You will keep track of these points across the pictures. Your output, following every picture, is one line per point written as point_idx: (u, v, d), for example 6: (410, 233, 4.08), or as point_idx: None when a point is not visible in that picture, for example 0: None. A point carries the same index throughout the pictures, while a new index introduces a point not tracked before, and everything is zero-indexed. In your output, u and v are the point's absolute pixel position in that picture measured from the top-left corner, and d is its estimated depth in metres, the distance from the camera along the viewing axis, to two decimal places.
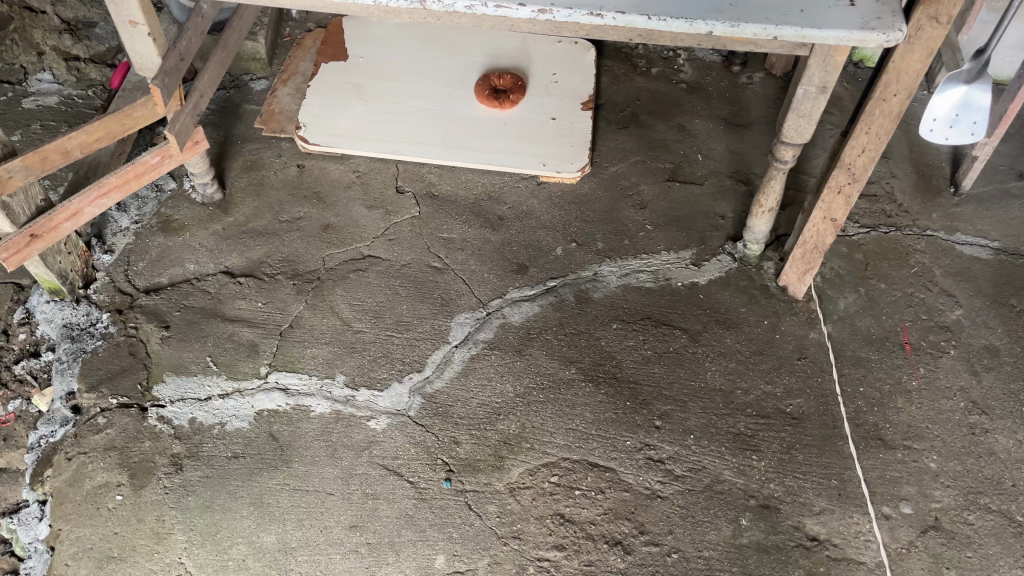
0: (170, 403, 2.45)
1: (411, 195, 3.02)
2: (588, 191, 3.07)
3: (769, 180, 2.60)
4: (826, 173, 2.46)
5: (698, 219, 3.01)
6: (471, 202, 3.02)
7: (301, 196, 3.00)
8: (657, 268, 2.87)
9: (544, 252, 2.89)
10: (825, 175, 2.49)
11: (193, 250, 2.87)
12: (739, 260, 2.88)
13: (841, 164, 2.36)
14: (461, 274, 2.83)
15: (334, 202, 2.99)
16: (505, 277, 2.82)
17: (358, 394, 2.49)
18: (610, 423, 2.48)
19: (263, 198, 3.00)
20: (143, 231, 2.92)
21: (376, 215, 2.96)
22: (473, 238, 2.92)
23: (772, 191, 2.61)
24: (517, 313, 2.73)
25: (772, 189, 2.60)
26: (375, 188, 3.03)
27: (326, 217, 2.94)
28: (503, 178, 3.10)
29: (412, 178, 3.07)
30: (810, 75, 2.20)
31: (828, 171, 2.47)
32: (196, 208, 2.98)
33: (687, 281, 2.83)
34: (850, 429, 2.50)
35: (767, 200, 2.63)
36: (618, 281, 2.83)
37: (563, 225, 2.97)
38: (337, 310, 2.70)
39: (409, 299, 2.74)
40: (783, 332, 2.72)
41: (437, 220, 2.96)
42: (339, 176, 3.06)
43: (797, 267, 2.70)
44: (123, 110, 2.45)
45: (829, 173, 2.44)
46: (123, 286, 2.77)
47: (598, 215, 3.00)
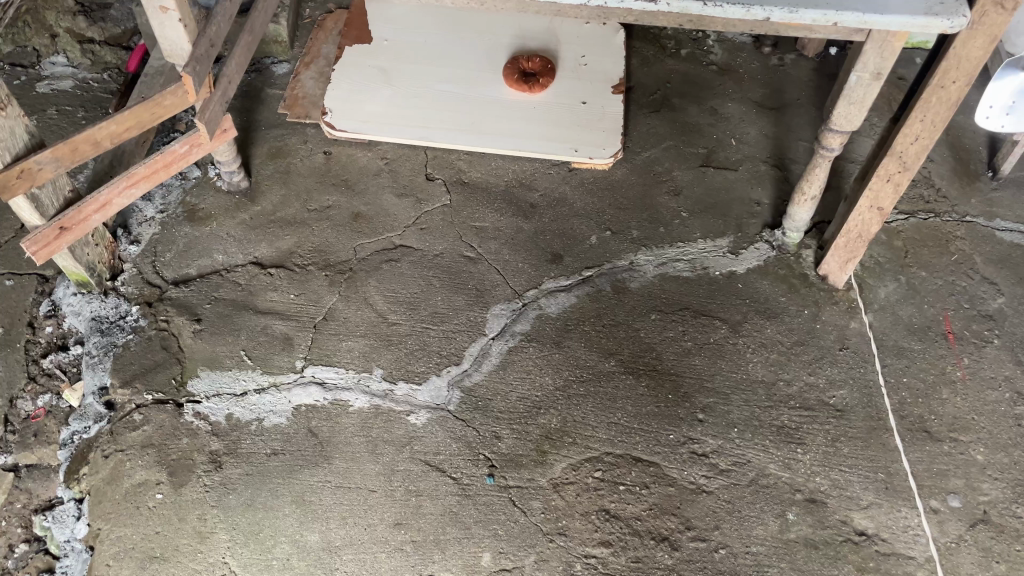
0: (205, 399, 2.40)
1: (442, 182, 2.96)
2: (621, 177, 3.01)
3: (813, 168, 2.54)
4: (875, 161, 2.40)
5: (734, 205, 2.96)
6: (502, 189, 2.96)
7: (330, 185, 2.94)
8: (694, 257, 2.82)
9: (578, 240, 2.84)
10: (873, 163, 2.44)
11: (221, 241, 2.82)
12: (777, 249, 2.83)
13: (892, 152, 2.30)
14: (495, 263, 2.78)
15: (363, 190, 2.93)
16: (540, 267, 2.77)
17: (396, 388, 2.45)
18: (652, 416, 2.45)
19: (291, 186, 2.94)
20: (169, 221, 2.86)
21: (407, 203, 2.90)
22: (506, 227, 2.87)
23: (815, 179, 2.55)
24: (553, 303, 2.68)
25: (816, 177, 2.54)
26: (404, 175, 2.97)
27: (356, 206, 2.89)
28: (534, 165, 3.04)
29: (441, 165, 3.01)
30: (865, 61, 2.14)
31: (876, 158, 2.41)
32: (222, 196, 2.92)
33: (725, 269, 2.79)
34: (895, 421, 2.47)
35: (810, 188, 2.58)
36: (655, 270, 2.78)
37: (597, 213, 2.92)
38: (371, 301, 2.65)
39: (444, 290, 2.70)
40: (824, 321, 2.68)
41: (469, 208, 2.90)
42: (367, 163, 3.00)
43: (839, 256, 2.65)
44: (153, 98, 2.38)
45: (878, 161, 2.39)
46: (151, 277, 2.72)
47: (632, 203, 2.95)
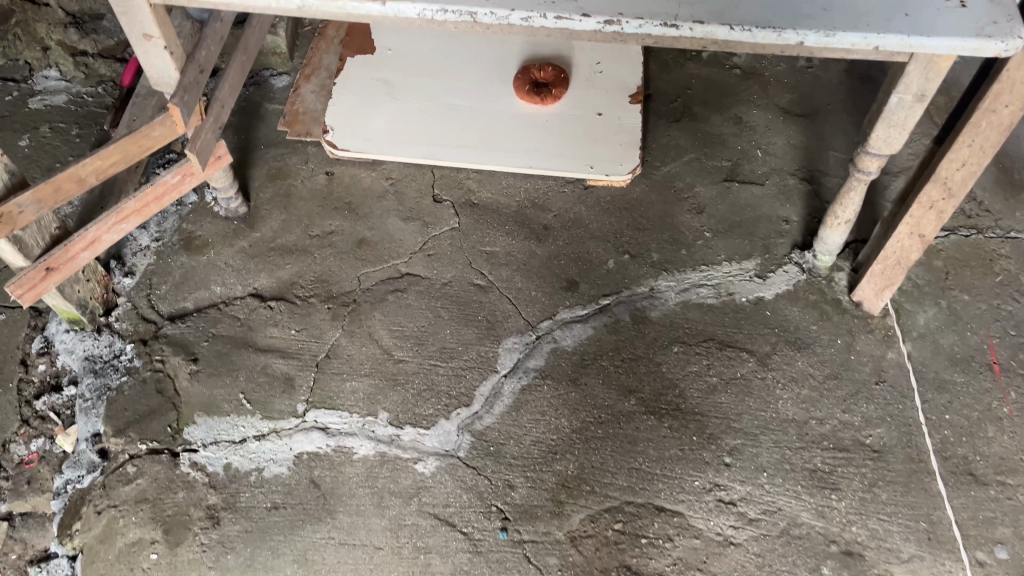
0: (203, 448, 2.28)
1: (450, 204, 2.80)
2: (640, 195, 2.84)
3: (848, 190, 2.36)
4: (916, 185, 2.22)
5: (761, 224, 2.78)
6: (514, 210, 2.80)
7: (332, 208, 2.79)
8: (718, 282, 2.65)
9: (595, 265, 2.68)
10: (913, 187, 2.25)
11: (219, 271, 2.68)
12: (808, 272, 2.65)
13: (935, 177, 2.11)
14: (507, 292, 2.62)
15: (367, 213, 2.78)
16: (555, 296, 2.61)
17: (403, 433, 2.31)
18: (676, 460, 2.30)
19: (291, 210, 2.79)
20: (164, 250, 2.72)
21: (413, 227, 2.74)
22: (518, 252, 2.71)
23: (850, 202, 2.37)
24: (568, 336, 2.52)
25: (851, 200, 2.36)
26: (409, 196, 2.81)
27: (360, 232, 2.74)
28: (548, 182, 2.86)
29: (449, 185, 2.84)
30: (908, 82, 1.95)
31: (917, 182, 2.23)
32: (219, 222, 2.78)
33: (751, 296, 2.62)
34: (937, 463, 2.31)
35: (844, 211, 2.40)
36: (677, 297, 2.61)
37: (615, 234, 2.75)
38: (376, 336, 2.50)
39: (453, 323, 2.55)
40: (859, 352, 2.51)
41: (479, 232, 2.74)
42: (371, 184, 2.84)
43: (875, 283, 2.46)
44: (140, 130, 2.23)
45: (920, 185, 2.20)
46: (146, 313, 2.59)
47: (652, 223, 2.78)
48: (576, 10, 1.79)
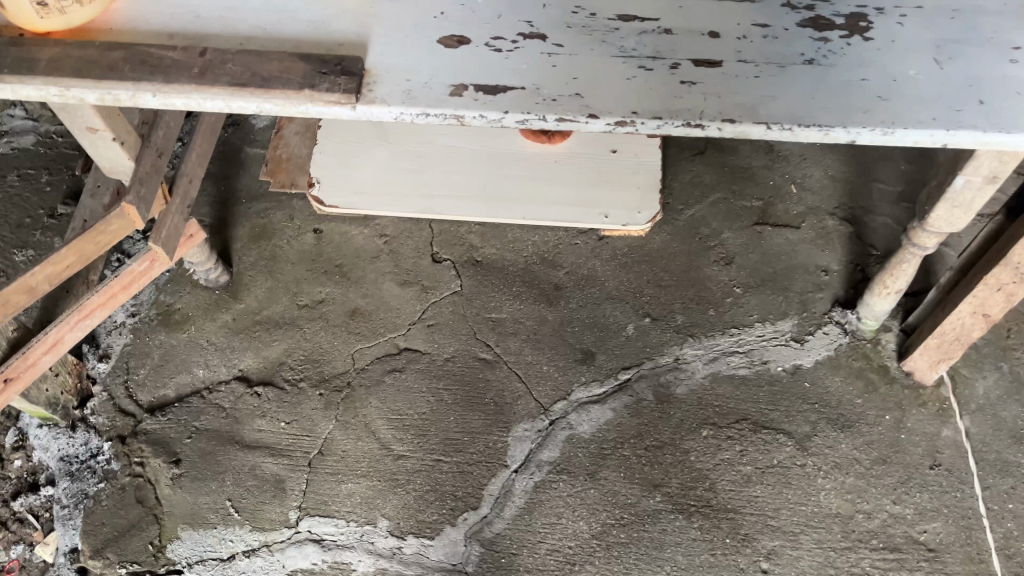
0: (188, 568, 2.13)
1: (451, 263, 2.53)
2: (661, 245, 2.56)
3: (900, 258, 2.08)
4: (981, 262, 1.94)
5: (798, 275, 2.49)
6: (522, 268, 2.52)
7: (322, 271, 2.54)
8: (751, 349, 2.38)
9: (612, 331, 2.41)
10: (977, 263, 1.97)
11: (201, 350, 2.45)
12: (851, 334, 2.38)
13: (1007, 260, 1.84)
14: (517, 368, 2.37)
15: (360, 278, 2.52)
16: (569, 371, 2.36)
17: (405, 545, 2.13)
18: (708, 569, 2.07)
19: (277, 276, 2.54)
20: (142, 327, 2.49)
21: (411, 293, 2.49)
22: (527, 319, 2.44)
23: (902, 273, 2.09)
24: (585, 420, 2.28)
25: (904, 270, 2.08)
26: (406, 256, 2.55)
27: (353, 300, 2.49)
28: (558, 232, 2.58)
29: (449, 240, 2.57)
30: (978, 165, 1.65)
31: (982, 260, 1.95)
32: (199, 292, 2.54)
33: (788, 364, 2.36)
34: (1000, 564, 2.07)
35: (896, 281, 2.12)
36: (706, 369, 2.35)
37: (634, 293, 2.47)
38: (373, 428, 2.28)
39: (457, 408, 2.31)
40: (910, 430, 2.25)
41: (483, 296, 2.48)
42: (364, 243, 2.57)
43: (929, 356, 2.19)
44: (96, 226, 1.98)
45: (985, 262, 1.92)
46: (124, 404, 2.37)
47: (676, 278, 2.50)
48: (582, 109, 1.53)
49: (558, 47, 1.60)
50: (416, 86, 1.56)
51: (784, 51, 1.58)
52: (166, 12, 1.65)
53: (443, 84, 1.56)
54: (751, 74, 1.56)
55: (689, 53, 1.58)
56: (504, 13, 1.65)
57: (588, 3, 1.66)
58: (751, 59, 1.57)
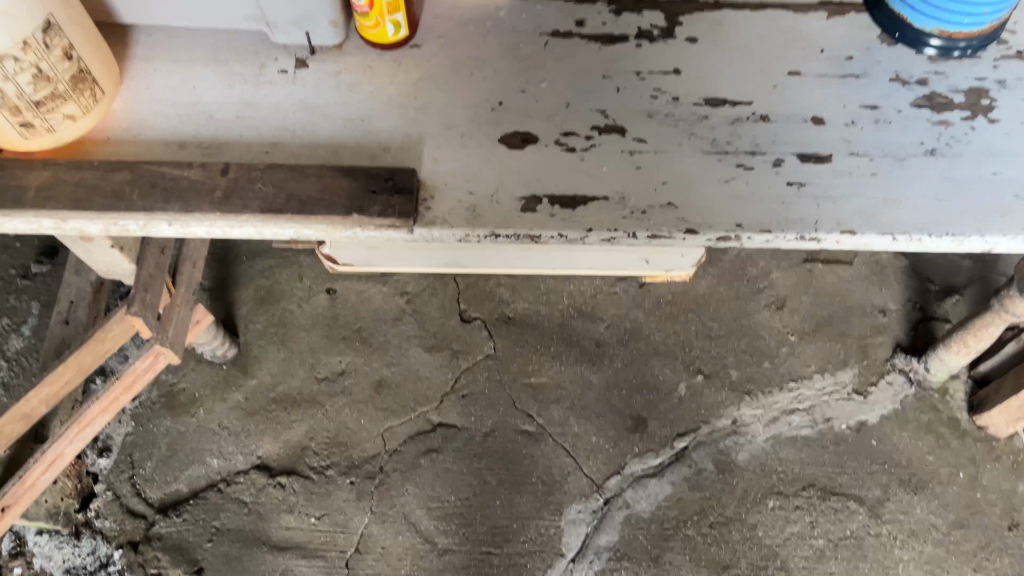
0: None
1: (481, 322, 2.32)
2: (706, 290, 2.36)
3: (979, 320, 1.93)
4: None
5: (855, 318, 2.32)
6: (558, 324, 2.32)
7: (340, 338, 2.31)
8: (812, 405, 2.22)
9: (662, 393, 2.23)
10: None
11: (212, 437, 2.22)
12: (917, 383, 2.22)
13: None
14: (563, 440, 2.18)
15: (383, 344, 2.30)
16: (619, 441, 2.18)
17: None
18: None
19: (290, 346, 2.31)
20: (144, 413, 2.24)
21: (440, 359, 2.27)
22: (569, 383, 2.25)
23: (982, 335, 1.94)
24: (643, 497, 2.12)
25: (984, 334, 1.93)
26: (431, 317, 2.33)
27: (377, 370, 2.27)
28: (595, 281, 2.37)
29: (475, 296, 2.36)
30: None
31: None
32: (204, 368, 2.29)
33: (853, 421, 2.20)
34: None
35: (973, 342, 1.97)
36: (766, 431, 2.19)
37: (682, 347, 2.29)
38: (413, 519, 2.09)
39: (502, 491, 2.12)
40: (986, 488, 2.12)
41: (519, 358, 2.27)
42: (383, 303, 2.35)
43: (1009, 414, 2.05)
44: (92, 335, 1.71)
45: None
46: (133, 504, 2.14)
47: (726, 327, 2.32)
48: (677, 223, 1.31)
49: (640, 143, 1.38)
50: (481, 200, 1.33)
51: (903, 139, 1.37)
52: (171, 114, 1.39)
53: (512, 196, 1.33)
54: (868, 170, 1.34)
55: (793, 146, 1.37)
56: (573, 100, 1.42)
57: (668, 83, 1.43)
58: (866, 150, 1.36)
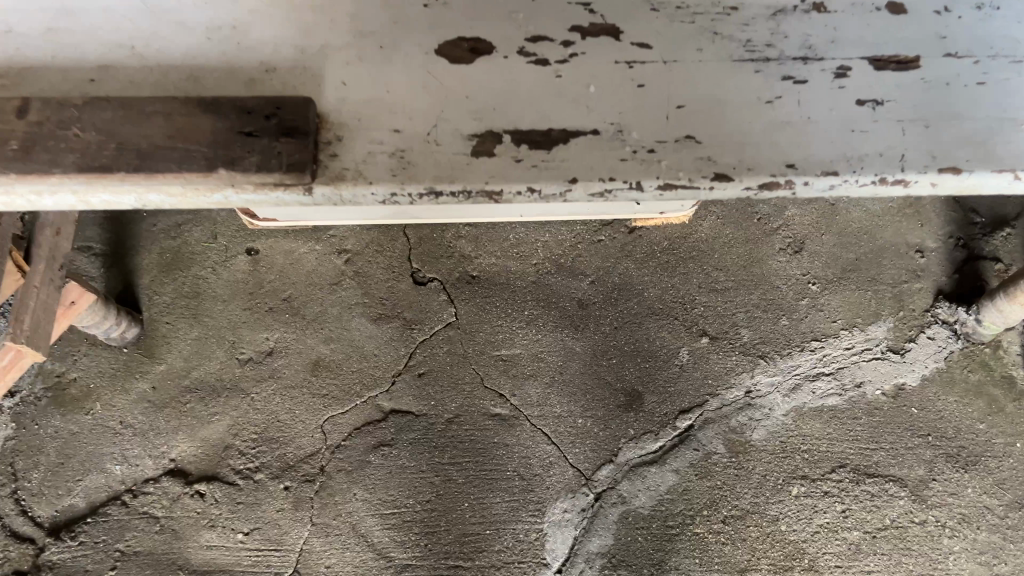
0: None
1: (438, 283, 1.89)
2: (709, 234, 1.95)
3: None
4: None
5: (888, 261, 1.93)
6: (532, 282, 1.90)
7: (265, 309, 1.89)
8: (839, 367, 1.85)
9: (660, 362, 1.85)
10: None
11: (113, 438, 1.80)
12: (963, 337, 1.85)
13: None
14: (543, 424, 1.80)
15: (319, 315, 1.88)
16: (611, 423, 1.81)
17: None
18: None
19: (206, 321, 1.89)
20: (26, 412, 1.81)
21: (390, 330, 1.86)
22: (548, 354, 1.85)
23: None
24: (641, 489, 1.77)
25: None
26: (377, 280, 1.89)
27: (312, 348, 1.85)
28: (575, 227, 1.94)
29: (432, 253, 1.91)
30: None
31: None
32: (99, 353, 1.85)
33: (889, 386, 1.83)
34: None
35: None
36: (786, 403, 1.82)
37: (683, 305, 1.89)
38: (364, 531, 1.74)
39: (471, 491, 1.76)
40: None
41: (486, 326, 1.86)
42: (317, 264, 1.91)
43: None
44: None
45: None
46: (18, 526, 1.74)
47: (734, 278, 1.92)
48: (699, 166, 0.90)
49: (641, 49, 0.95)
50: (413, 140, 0.92)
51: (1017, 32, 0.96)
52: None
53: (456, 132, 0.92)
54: (970, 79, 0.94)
55: (861, 47, 0.95)
56: None
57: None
58: (966, 49, 0.95)
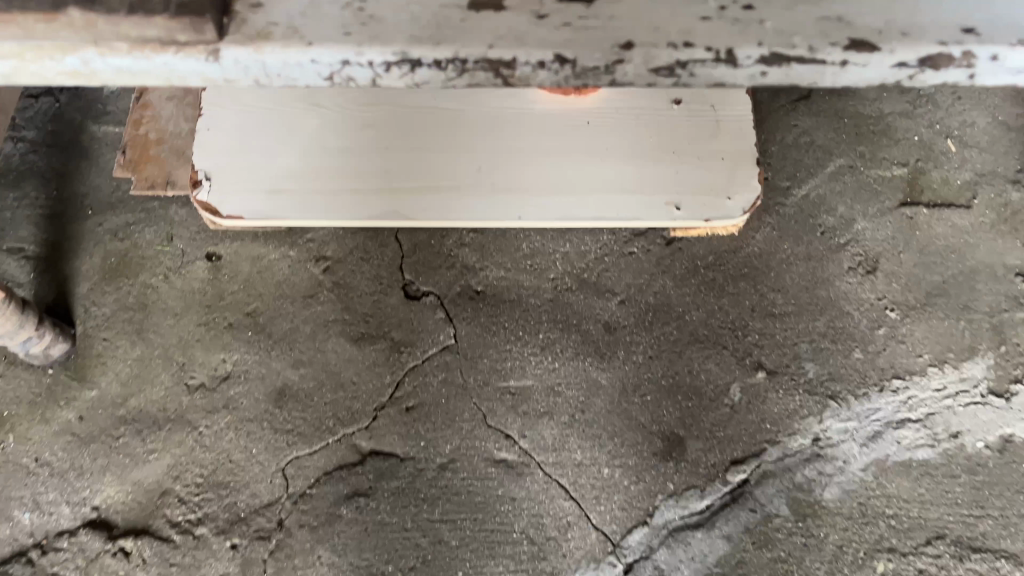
0: None
1: (435, 298, 1.56)
2: (763, 249, 1.62)
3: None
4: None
5: (979, 286, 1.60)
6: (548, 300, 1.56)
7: (224, 326, 1.55)
8: (929, 414, 1.50)
9: (707, 400, 1.50)
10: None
11: (25, 479, 1.46)
12: None
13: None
14: (560, 475, 1.44)
15: (288, 334, 1.54)
16: (645, 475, 1.44)
17: None
18: None
19: (151, 339, 1.55)
20: None
21: (375, 354, 1.52)
22: (566, 387, 1.50)
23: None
24: (684, 560, 1.40)
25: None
26: (361, 294, 1.56)
27: (278, 373, 1.51)
28: (601, 237, 1.62)
29: (428, 262, 1.58)
30: None
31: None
32: (18, 375, 1.52)
33: (993, 438, 1.48)
34: None
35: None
36: (864, 454, 1.46)
37: (732, 332, 1.55)
38: None
39: (468, 557, 1.39)
40: None
41: (491, 352, 1.52)
42: (290, 273, 1.58)
43: None
44: None
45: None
46: None
47: (794, 301, 1.58)
48: (712, 42, 0.80)
49: None
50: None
51: None
52: None
53: None
54: None
55: None
56: None
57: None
58: None
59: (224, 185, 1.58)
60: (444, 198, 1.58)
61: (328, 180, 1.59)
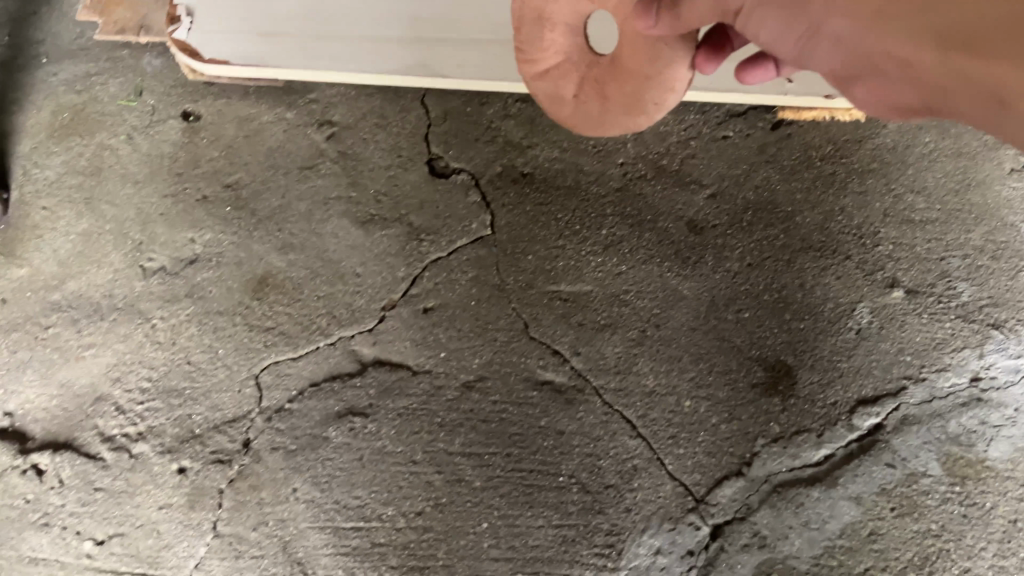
0: None
1: (466, 173, 1.21)
2: (898, 142, 1.22)
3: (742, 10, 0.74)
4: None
5: None
6: (615, 190, 1.20)
7: (196, 200, 1.20)
8: None
9: (827, 322, 1.11)
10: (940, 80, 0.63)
11: None
12: None
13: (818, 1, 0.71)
14: (639, 408, 1.07)
15: (280, 209, 1.19)
16: (754, 412, 1.07)
17: None
18: None
19: (105, 212, 1.20)
20: None
21: (388, 238, 1.16)
22: (638, 295, 1.13)
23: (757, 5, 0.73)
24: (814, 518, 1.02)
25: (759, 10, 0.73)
26: (373, 167, 1.21)
27: (259, 258, 1.16)
28: (684, 116, 1.24)
29: (461, 133, 1.23)
30: None
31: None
32: None
33: None
34: None
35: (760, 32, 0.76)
36: None
37: (858, 239, 1.16)
38: (303, 542, 1.02)
39: (512, 497, 1.03)
40: None
41: (538, 246, 1.16)
42: (287, 140, 1.23)
43: None
44: None
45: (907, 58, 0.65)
46: None
47: (939, 206, 1.18)
48: None
49: None
50: None
51: None
52: None
53: None
54: None
55: None
56: None
57: None
58: None
59: (209, 25, 1.23)
60: (485, 54, 1.23)
61: (341, 25, 1.24)
